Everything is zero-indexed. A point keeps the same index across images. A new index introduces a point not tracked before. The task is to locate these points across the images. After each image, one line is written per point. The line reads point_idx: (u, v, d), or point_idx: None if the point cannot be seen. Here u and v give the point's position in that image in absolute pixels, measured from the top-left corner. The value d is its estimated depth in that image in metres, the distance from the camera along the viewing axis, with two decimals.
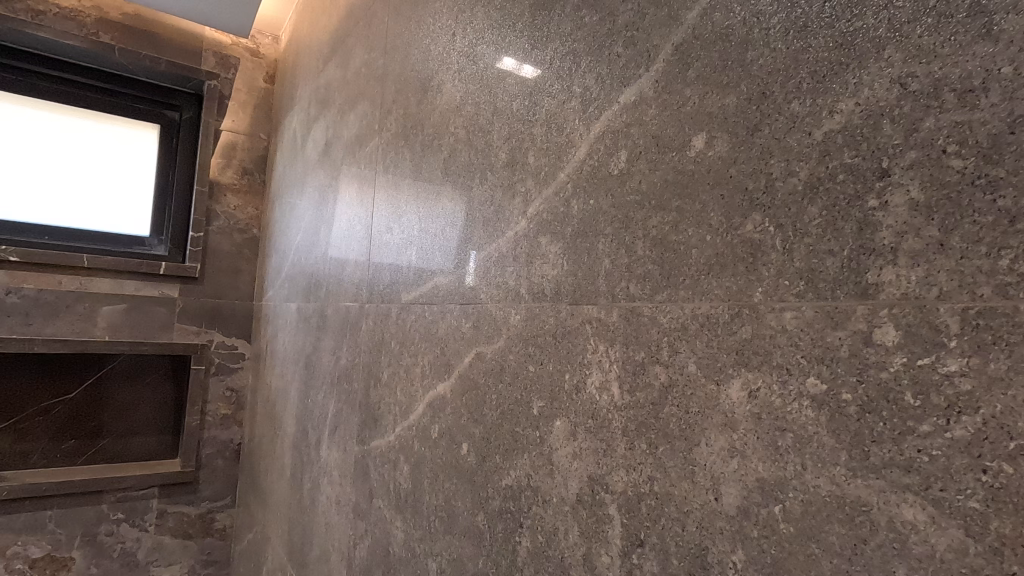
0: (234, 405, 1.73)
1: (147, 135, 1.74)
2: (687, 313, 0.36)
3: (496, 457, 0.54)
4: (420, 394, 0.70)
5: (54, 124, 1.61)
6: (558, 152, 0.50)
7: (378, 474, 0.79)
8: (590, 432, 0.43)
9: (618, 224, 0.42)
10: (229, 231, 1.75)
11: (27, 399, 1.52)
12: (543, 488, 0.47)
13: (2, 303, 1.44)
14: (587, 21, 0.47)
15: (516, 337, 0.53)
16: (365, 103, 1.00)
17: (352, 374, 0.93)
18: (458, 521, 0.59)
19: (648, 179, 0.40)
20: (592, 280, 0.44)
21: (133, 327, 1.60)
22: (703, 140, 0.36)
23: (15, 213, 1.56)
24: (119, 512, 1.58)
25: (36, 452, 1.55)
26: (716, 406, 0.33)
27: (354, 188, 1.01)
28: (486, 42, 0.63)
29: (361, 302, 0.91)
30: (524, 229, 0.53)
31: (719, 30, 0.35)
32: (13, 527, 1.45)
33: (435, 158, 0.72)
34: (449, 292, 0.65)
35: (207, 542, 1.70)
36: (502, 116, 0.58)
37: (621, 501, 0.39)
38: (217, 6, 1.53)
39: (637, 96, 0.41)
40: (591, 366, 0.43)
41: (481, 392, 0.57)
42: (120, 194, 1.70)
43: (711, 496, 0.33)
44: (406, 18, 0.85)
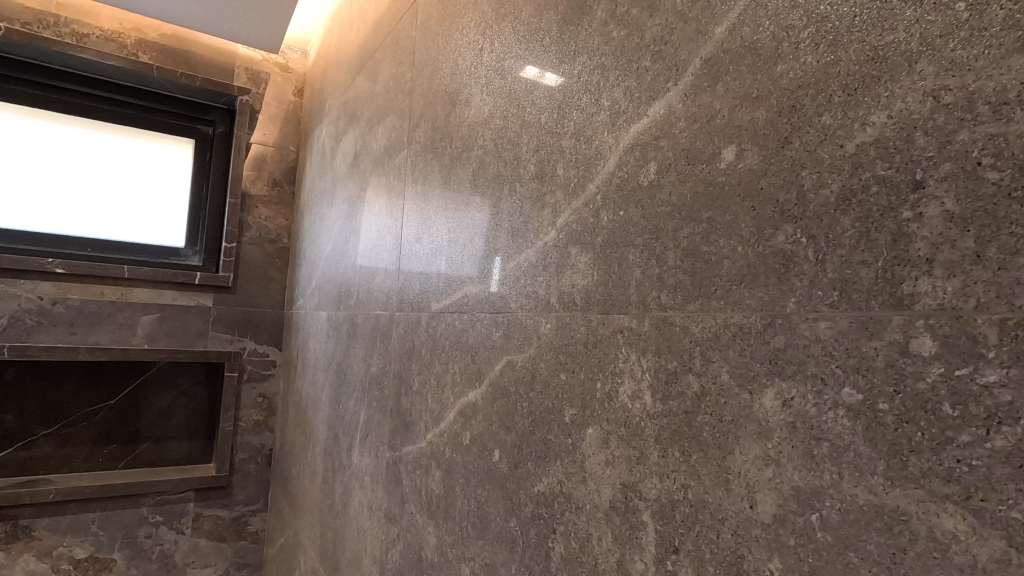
0: (266, 411, 1.77)
1: (182, 149, 1.80)
2: (720, 322, 0.36)
3: (528, 463, 0.55)
4: (451, 401, 0.71)
5: (95, 141, 1.68)
6: (587, 164, 0.50)
7: (409, 479, 0.81)
8: (622, 440, 0.44)
9: (648, 235, 0.43)
10: (260, 241, 1.80)
11: (71, 405, 1.59)
12: (575, 495, 0.48)
13: (49, 313, 1.51)
14: (615, 35, 0.48)
15: (546, 346, 0.54)
16: (393, 116, 1.02)
17: (383, 382, 0.95)
18: (490, 526, 0.60)
19: (678, 190, 0.41)
20: (622, 290, 0.45)
21: (170, 335, 1.66)
22: (733, 152, 0.37)
23: (60, 227, 1.63)
24: (158, 515, 1.63)
25: (80, 456, 1.61)
26: (750, 415, 0.34)
27: (383, 199, 1.04)
28: (513, 56, 0.64)
29: (392, 311, 0.93)
30: (554, 240, 0.54)
31: (748, 44, 0.36)
32: (59, 528, 1.51)
33: (463, 170, 0.74)
34: (479, 301, 0.66)
35: (241, 545, 1.74)
36: (531, 129, 0.59)
37: (655, 508, 0.40)
38: (248, 25, 1.57)
39: (666, 109, 0.42)
40: (623, 375, 0.44)
41: (512, 400, 0.58)
42: (157, 207, 1.77)
43: (746, 504, 0.34)
44: (434, 32, 0.87)
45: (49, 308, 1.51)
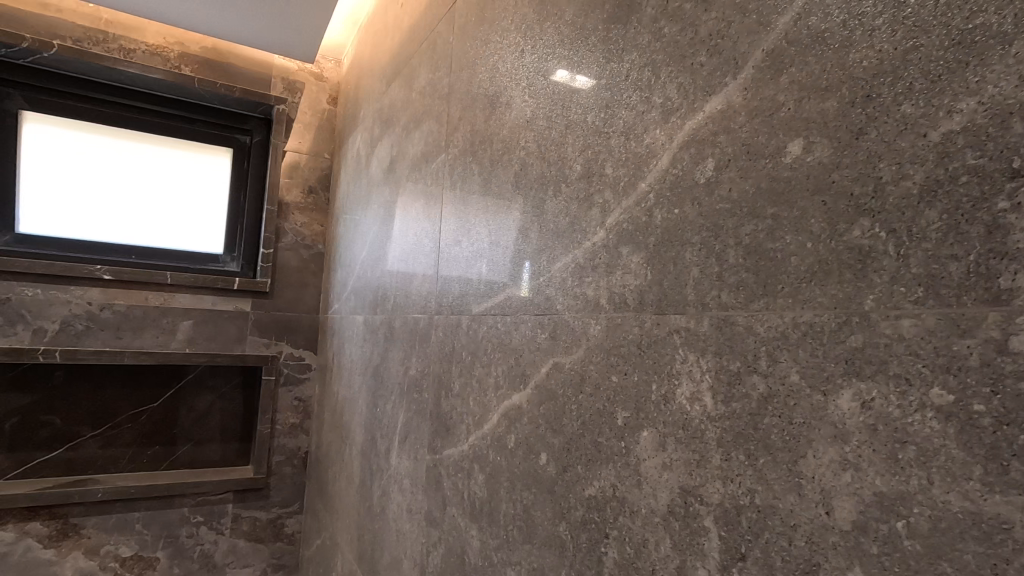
0: (302, 414, 1.80)
1: (221, 159, 1.85)
2: (788, 322, 0.35)
3: (578, 466, 0.54)
4: (494, 404, 0.71)
5: (140, 152, 1.74)
6: (637, 163, 0.50)
7: (451, 482, 0.81)
8: (681, 444, 0.42)
9: (707, 233, 0.42)
10: (296, 247, 1.83)
11: (117, 407, 1.65)
12: (630, 499, 0.47)
13: (97, 318, 1.56)
14: (666, 32, 0.48)
15: (596, 347, 0.53)
16: (430, 122, 1.03)
17: (422, 385, 0.95)
18: (538, 531, 0.59)
19: (739, 187, 0.40)
20: (678, 290, 0.44)
21: (210, 340, 1.70)
22: (800, 146, 0.35)
23: (107, 235, 1.70)
24: (199, 515, 1.67)
25: (126, 456, 1.67)
26: (825, 417, 0.33)
27: (420, 204, 1.04)
28: (556, 57, 0.64)
29: (430, 314, 0.94)
30: (604, 240, 0.53)
31: (815, 34, 0.35)
32: (106, 527, 1.56)
33: (505, 172, 0.74)
34: (523, 303, 0.66)
35: (278, 546, 1.76)
36: (577, 129, 0.59)
37: (718, 513, 0.39)
38: (285, 36, 1.61)
39: (725, 104, 0.41)
40: (681, 376, 0.43)
41: (559, 402, 0.58)
42: (198, 215, 1.82)
43: (821, 510, 0.32)
44: (472, 37, 0.88)
45: (97, 313, 1.56)
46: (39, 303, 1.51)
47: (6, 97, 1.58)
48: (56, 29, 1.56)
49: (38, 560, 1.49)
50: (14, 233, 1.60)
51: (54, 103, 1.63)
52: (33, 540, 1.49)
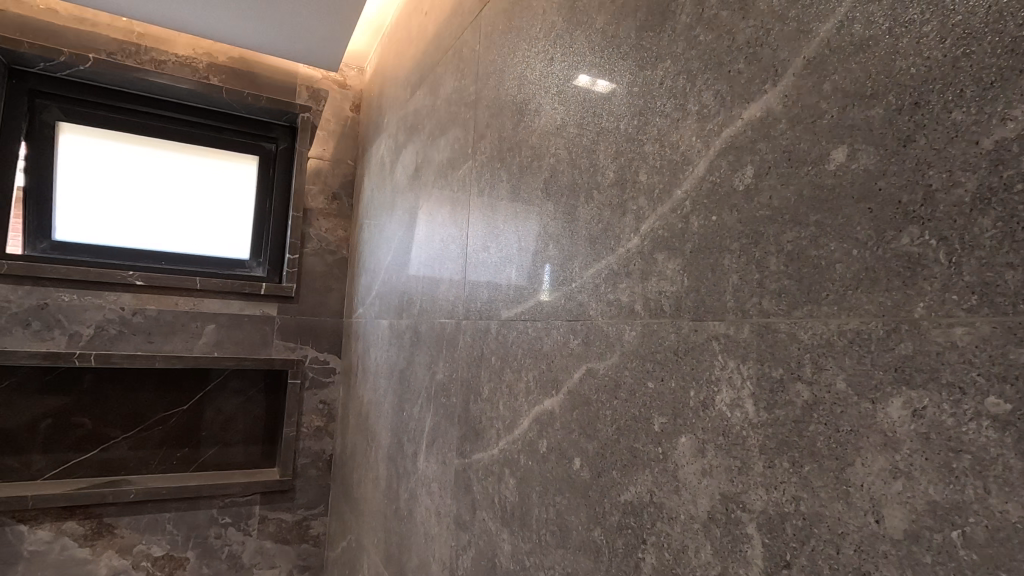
0: (327, 417, 1.83)
1: (247, 167, 1.89)
2: (833, 329, 0.35)
3: (613, 472, 0.54)
4: (525, 409, 0.72)
5: (170, 161, 1.79)
6: (673, 170, 0.50)
7: (480, 486, 0.82)
8: (721, 450, 0.42)
9: (746, 239, 0.42)
10: (320, 252, 1.86)
11: (149, 410, 1.69)
12: (668, 504, 0.47)
13: (130, 323, 1.61)
14: (701, 39, 0.48)
15: (631, 353, 0.53)
16: (456, 129, 1.04)
17: (449, 390, 0.96)
18: (572, 535, 0.60)
19: (780, 194, 0.40)
20: (716, 296, 0.44)
21: (238, 344, 1.73)
22: (844, 153, 0.35)
23: (139, 242, 1.74)
24: (227, 516, 1.70)
25: (157, 457, 1.71)
26: (874, 425, 0.32)
27: (445, 209, 1.06)
28: (586, 65, 0.65)
29: (458, 319, 0.95)
30: (638, 246, 0.54)
31: (859, 41, 0.35)
32: (138, 527, 1.60)
33: (534, 179, 0.74)
34: (554, 309, 0.66)
35: (303, 548, 1.79)
36: (608, 135, 0.60)
37: (761, 520, 0.39)
38: (310, 46, 1.64)
39: (764, 112, 0.41)
40: (720, 383, 0.43)
41: (593, 408, 0.58)
42: (225, 222, 1.86)
43: (870, 519, 0.32)
44: (499, 44, 0.89)
45: (129, 318, 1.61)
46: (74, 308, 1.55)
47: (44, 109, 1.64)
48: (91, 42, 1.60)
49: (73, 559, 1.53)
50: (51, 240, 1.64)
51: (89, 114, 1.68)
52: (68, 539, 1.53)
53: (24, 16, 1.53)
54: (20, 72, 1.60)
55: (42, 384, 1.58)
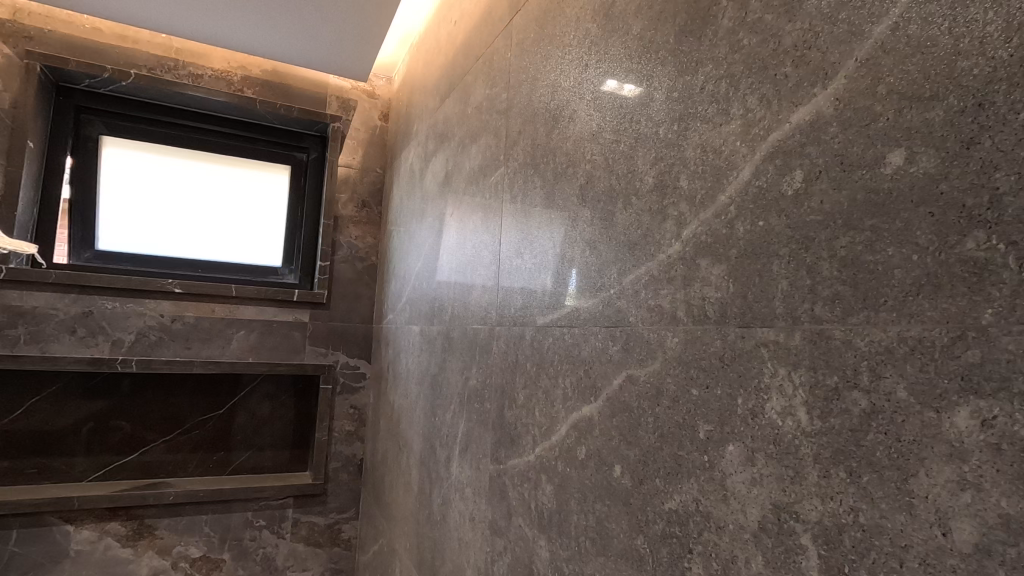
0: (357, 422, 1.85)
1: (280, 176, 1.94)
2: (892, 336, 0.34)
3: (656, 479, 0.54)
4: (563, 415, 0.72)
5: (207, 172, 1.84)
6: (716, 175, 0.50)
7: (516, 492, 0.82)
8: (773, 458, 0.42)
9: (797, 245, 0.41)
10: (351, 259, 1.89)
11: (187, 414, 1.74)
12: (715, 514, 0.46)
13: (169, 329, 1.65)
14: (746, 43, 0.48)
15: (674, 360, 0.53)
16: (487, 136, 1.05)
17: (483, 396, 0.96)
18: (613, 543, 0.59)
19: (833, 198, 0.39)
20: (765, 302, 0.44)
21: (271, 349, 1.77)
22: (901, 156, 0.35)
23: (177, 250, 1.80)
24: (261, 519, 1.73)
25: (194, 460, 1.75)
26: (939, 435, 0.32)
27: (477, 217, 1.06)
28: (623, 71, 0.65)
29: (491, 325, 0.95)
30: (680, 252, 0.53)
31: (916, 43, 0.34)
32: (176, 528, 1.64)
33: (569, 186, 0.75)
34: (593, 315, 0.66)
35: (335, 551, 1.81)
36: (647, 141, 0.59)
37: (817, 531, 0.38)
38: (341, 57, 1.67)
39: (814, 115, 0.41)
40: (771, 390, 0.42)
41: (634, 415, 0.58)
42: (258, 230, 1.91)
43: (937, 531, 0.31)
44: (532, 53, 0.90)
45: (169, 325, 1.65)
46: (117, 315, 1.60)
47: (88, 124, 1.71)
48: (132, 59, 1.65)
49: (116, 559, 1.57)
50: (94, 250, 1.71)
51: (130, 127, 1.74)
52: (111, 540, 1.57)
53: (70, 35, 1.60)
54: (66, 88, 1.66)
55: (86, 388, 1.63)
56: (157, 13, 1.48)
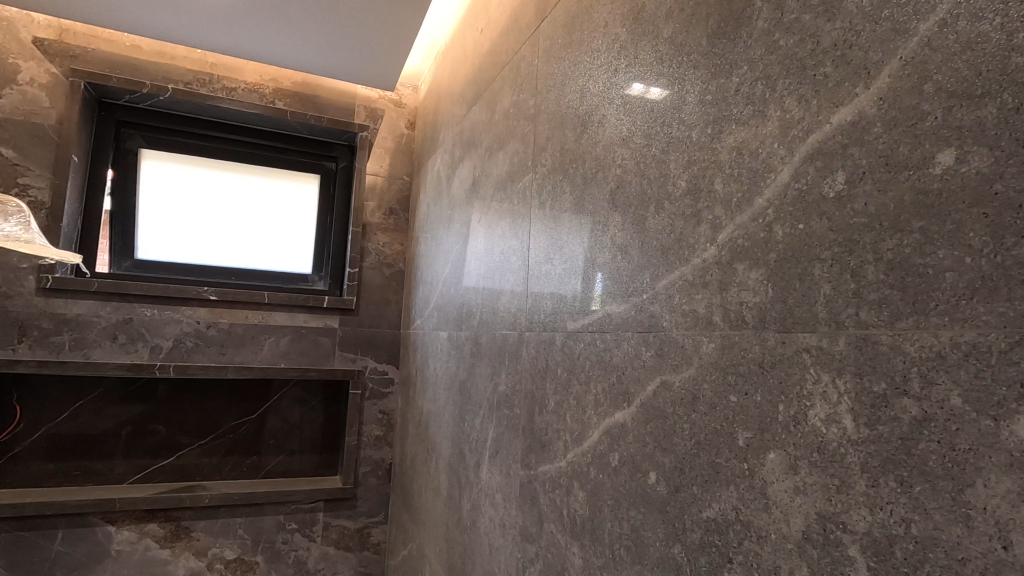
0: (386, 427, 1.87)
1: (309, 185, 1.98)
2: (945, 341, 0.33)
3: (693, 487, 0.53)
4: (595, 421, 0.71)
5: (240, 182, 1.89)
6: (753, 178, 0.49)
7: (547, 498, 0.82)
8: (817, 467, 0.41)
9: (840, 248, 0.40)
10: (379, 265, 1.92)
11: (221, 418, 1.78)
12: (756, 523, 0.46)
13: (205, 335, 1.70)
14: (783, 44, 0.47)
15: (710, 366, 0.52)
16: (515, 143, 1.06)
17: (513, 401, 0.96)
18: (649, 552, 0.58)
19: (877, 200, 0.38)
20: (806, 307, 0.43)
21: (302, 355, 1.80)
22: (951, 156, 0.34)
23: (211, 258, 1.85)
24: (293, 523, 1.76)
25: (229, 464, 1.79)
26: (998, 444, 0.30)
27: (504, 223, 1.07)
28: (653, 76, 0.65)
29: (520, 331, 0.95)
30: (715, 256, 0.53)
31: (965, 41, 0.33)
32: (212, 530, 1.67)
33: (599, 191, 0.74)
34: (625, 320, 0.66)
35: (365, 555, 1.83)
36: (679, 145, 0.59)
37: (866, 542, 0.37)
38: (369, 68, 1.70)
39: (856, 115, 0.40)
40: (813, 397, 0.41)
41: (669, 421, 0.57)
42: (289, 238, 1.95)
43: (996, 544, 0.30)
44: (560, 59, 0.90)
45: (204, 331, 1.70)
46: (155, 322, 1.65)
47: (128, 137, 1.77)
48: (169, 74, 1.71)
49: (155, 559, 1.62)
50: (133, 259, 1.77)
51: (167, 140, 1.80)
52: (150, 541, 1.62)
53: (112, 53, 1.66)
54: (108, 104, 1.73)
55: (126, 393, 1.69)
56: (193, 29, 1.53)
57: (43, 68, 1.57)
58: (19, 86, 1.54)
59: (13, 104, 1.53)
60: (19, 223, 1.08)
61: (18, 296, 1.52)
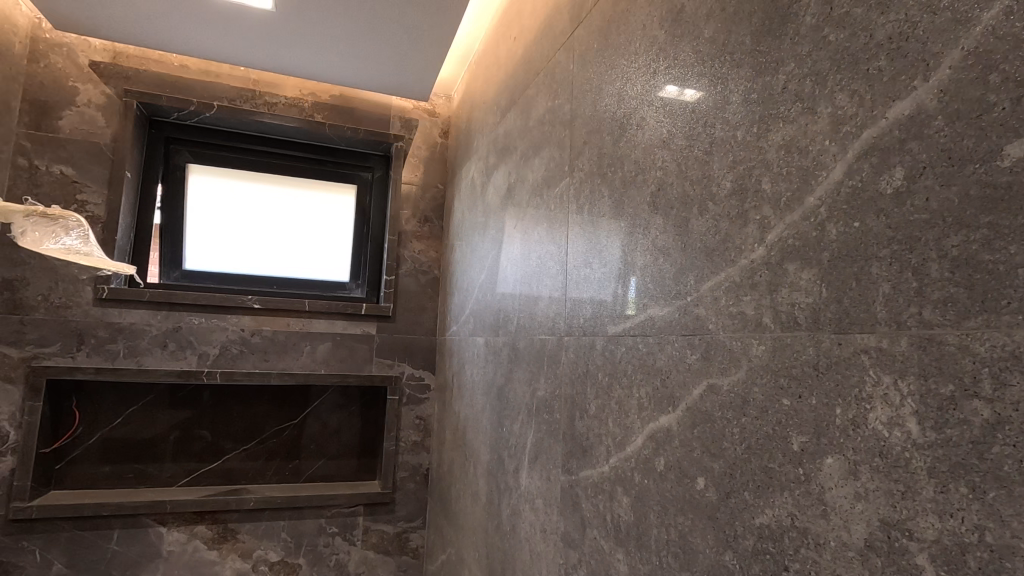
0: (423, 432, 1.89)
1: (347, 195, 2.03)
2: (1019, 340, 0.32)
3: (744, 493, 0.52)
4: (638, 426, 0.71)
5: (281, 194, 1.95)
6: (803, 176, 0.48)
7: (590, 504, 0.81)
8: (879, 472, 0.39)
9: (899, 246, 0.39)
10: (415, 273, 1.95)
11: (264, 423, 1.84)
12: (814, 530, 0.44)
13: (249, 342, 1.75)
14: (832, 39, 0.46)
15: (761, 368, 0.51)
16: (551, 148, 1.06)
17: (553, 406, 0.96)
18: (698, 558, 0.57)
19: (940, 195, 0.37)
20: (864, 307, 0.41)
21: (341, 361, 1.83)
22: (1021, 148, 0.32)
23: (254, 268, 1.91)
24: (334, 526, 1.79)
25: (272, 467, 1.84)
26: None
27: (541, 228, 1.07)
28: (694, 77, 0.64)
29: (559, 335, 0.95)
30: (764, 257, 0.52)
31: None
32: (256, 532, 1.72)
33: (640, 193, 0.74)
34: (668, 324, 0.65)
35: (404, 560, 1.85)
36: (723, 145, 0.58)
37: (935, 551, 0.35)
38: (403, 79, 1.73)
39: (914, 109, 0.39)
40: (874, 400, 0.40)
41: (717, 426, 0.56)
42: (327, 247, 2.00)
43: None
44: (595, 64, 0.90)
45: (249, 338, 1.75)
46: (202, 330, 1.71)
47: (176, 154, 1.85)
48: (215, 92, 1.78)
49: (203, 560, 1.67)
50: (181, 269, 1.84)
51: (213, 155, 1.88)
52: (199, 542, 1.67)
53: (162, 74, 1.73)
54: (157, 122, 1.81)
55: (176, 398, 1.75)
56: (236, 48, 1.59)
57: (99, 90, 1.66)
58: (78, 107, 1.63)
59: (72, 125, 1.62)
60: (80, 236, 1.14)
61: (77, 306, 1.60)
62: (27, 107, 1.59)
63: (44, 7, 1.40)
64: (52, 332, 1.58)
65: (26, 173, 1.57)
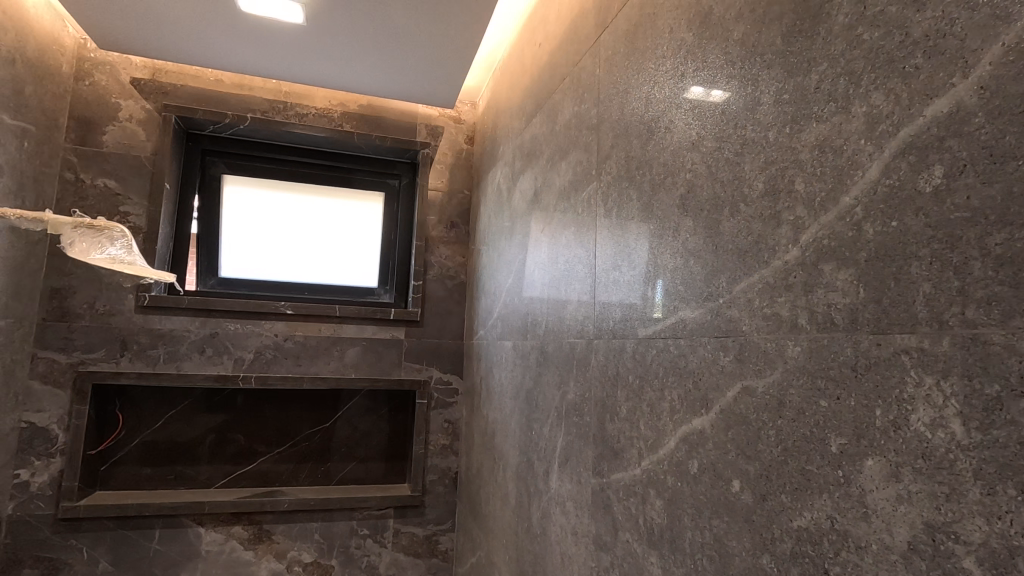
0: (451, 435, 1.91)
1: (375, 203, 2.07)
2: None
3: (781, 495, 0.52)
4: (670, 429, 0.70)
5: (311, 203, 2.00)
6: (838, 176, 0.48)
7: (621, 507, 0.81)
8: (922, 474, 0.39)
9: (940, 245, 0.39)
10: (442, 277, 1.97)
11: (297, 426, 1.88)
12: (855, 533, 0.44)
13: (282, 347, 1.79)
14: (866, 38, 0.46)
15: (797, 370, 0.51)
16: (577, 153, 1.07)
17: (583, 409, 0.96)
18: (734, 561, 0.57)
19: (983, 193, 0.36)
20: (904, 308, 0.41)
21: (371, 365, 1.86)
22: None
23: (286, 275, 1.96)
24: (365, 528, 1.82)
25: (305, 470, 1.88)
26: None
27: (568, 232, 1.08)
28: (723, 78, 0.64)
29: (588, 338, 0.96)
30: (799, 258, 0.51)
31: None
32: (290, 533, 1.76)
33: (669, 195, 0.74)
34: (700, 326, 0.65)
35: (433, 562, 1.86)
36: (755, 147, 0.58)
37: (982, 555, 0.35)
38: (430, 87, 1.76)
39: (953, 106, 0.38)
40: (915, 401, 0.40)
41: (752, 427, 0.56)
42: (356, 254, 2.05)
43: None
44: (623, 67, 0.90)
45: (282, 343, 1.79)
46: (238, 336, 1.76)
47: (212, 165, 1.91)
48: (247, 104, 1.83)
49: (240, 560, 1.71)
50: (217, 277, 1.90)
51: (246, 166, 1.94)
52: (236, 542, 1.71)
53: (198, 88, 1.79)
54: (194, 135, 1.88)
55: (213, 402, 1.81)
56: (269, 61, 1.64)
57: (139, 105, 1.73)
58: (120, 122, 1.70)
59: (115, 139, 1.69)
60: (124, 246, 1.19)
61: (120, 313, 1.67)
62: (73, 123, 1.66)
63: (89, 28, 1.47)
64: (98, 339, 1.64)
65: (72, 186, 1.64)
